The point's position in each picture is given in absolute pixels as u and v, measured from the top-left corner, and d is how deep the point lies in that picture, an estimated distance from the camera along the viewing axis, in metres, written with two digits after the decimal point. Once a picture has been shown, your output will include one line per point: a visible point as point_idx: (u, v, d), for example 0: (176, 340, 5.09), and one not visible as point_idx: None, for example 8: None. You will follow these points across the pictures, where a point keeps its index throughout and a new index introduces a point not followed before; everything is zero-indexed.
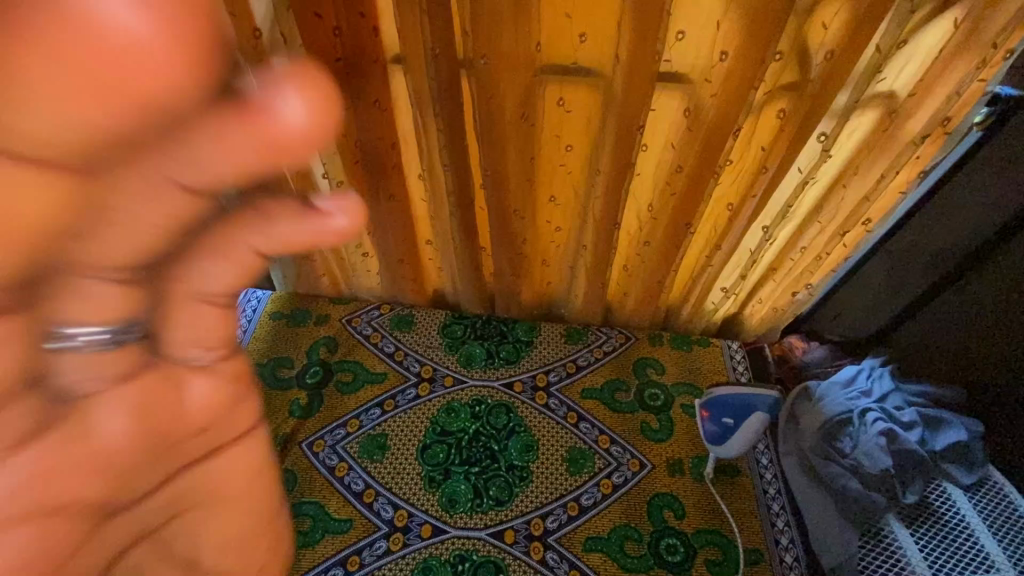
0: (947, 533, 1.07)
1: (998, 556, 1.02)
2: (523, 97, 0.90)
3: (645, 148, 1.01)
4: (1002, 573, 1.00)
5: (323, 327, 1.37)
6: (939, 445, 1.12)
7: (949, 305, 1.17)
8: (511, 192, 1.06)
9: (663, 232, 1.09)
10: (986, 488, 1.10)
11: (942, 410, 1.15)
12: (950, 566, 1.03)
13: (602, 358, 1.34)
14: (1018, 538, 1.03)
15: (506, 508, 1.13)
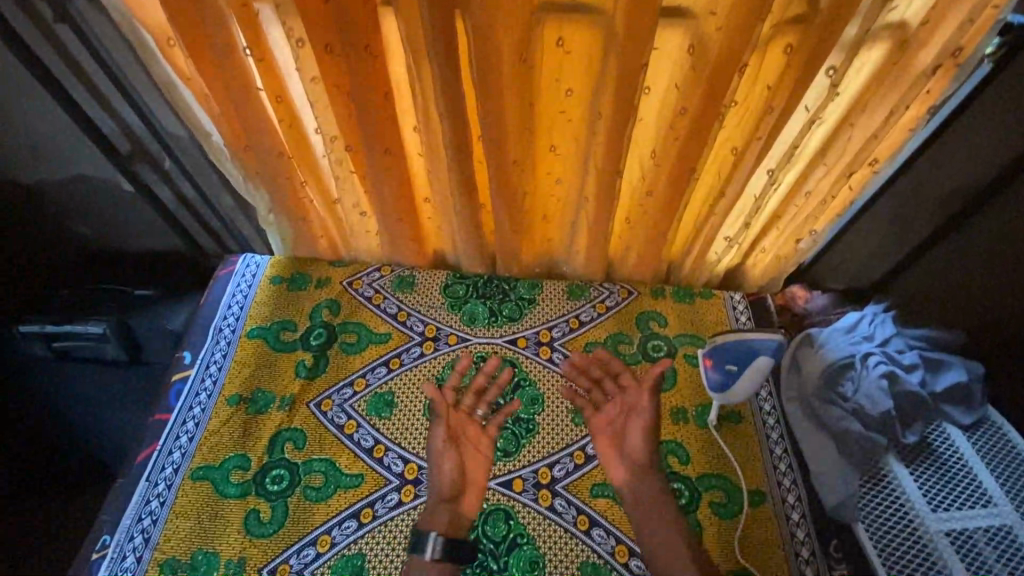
0: (947, 471, 1.08)
1: (995, 492, 1.04)
2: (521, 38, 0.87)
3: (648, 91, 0.98)
4: (999, 507, 1.02)
5: (324, 290, 1.37)
6: (941, 386, 1.13)
7: (956, 248, 1.15)
8: (511, 142, 1.04)
9: (667, 180, 1.08)
10: (985, 427, 1.12)
11: (942, 353, 1.16)
12: (950, 502, 1.05)
13: (604, 313, 1.34)
14: (1015, 475, 1.05)
15: (514, 459, 1.14)
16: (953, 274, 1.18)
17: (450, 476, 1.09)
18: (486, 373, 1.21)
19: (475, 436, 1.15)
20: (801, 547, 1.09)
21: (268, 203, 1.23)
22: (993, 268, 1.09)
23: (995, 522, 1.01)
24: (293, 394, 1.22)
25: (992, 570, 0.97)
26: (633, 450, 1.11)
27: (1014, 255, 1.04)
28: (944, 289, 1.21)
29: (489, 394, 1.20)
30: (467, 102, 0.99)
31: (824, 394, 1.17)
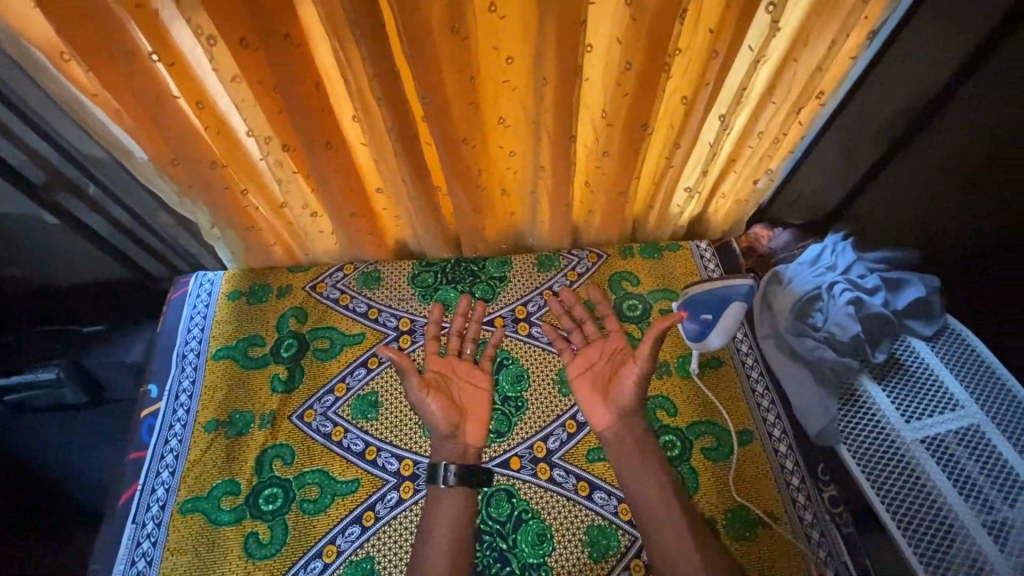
0: (916, 383, 1.14)
1: (962, 396, 1.10)
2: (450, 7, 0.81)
3: (591, 50, 0.94)
4: (966, 409, 1.08)
5: (287, 299, 1.32)
6: (902, 303, 1.19)
7: (902, 171, 1.18)
8: (456, 119, 0.99)
9: (621, 139, 1.06)
10: (948, 337, 1.17)
11: (900, 273, 1.21)
12: (921, 412, 1.11)
13: (577, 280, 1.34)
14: (980, 375, 1.11)
15: (494, 446, 1.14)
16: (902, 198, 1.21)
17: (448, 411, 1.07)
18: (463, 316, 1.20)
19: (465, 370, 1.16)
20: (792, 476, 1.12)
21: (210, 216, 1.15)
22: (937, 188, 1.13)
23: (964, 424, 1.07)
24: (273, 411, 1.18)
25: (966, 468, 1.03)
26: (618, 395, 1.09)
27: (960, 169, 1.07)
28: (891, 212, 1.25)
29: (472, 333, 1.20)
30: (405, 84, 0.93)
31: (797, 327, 1.21)
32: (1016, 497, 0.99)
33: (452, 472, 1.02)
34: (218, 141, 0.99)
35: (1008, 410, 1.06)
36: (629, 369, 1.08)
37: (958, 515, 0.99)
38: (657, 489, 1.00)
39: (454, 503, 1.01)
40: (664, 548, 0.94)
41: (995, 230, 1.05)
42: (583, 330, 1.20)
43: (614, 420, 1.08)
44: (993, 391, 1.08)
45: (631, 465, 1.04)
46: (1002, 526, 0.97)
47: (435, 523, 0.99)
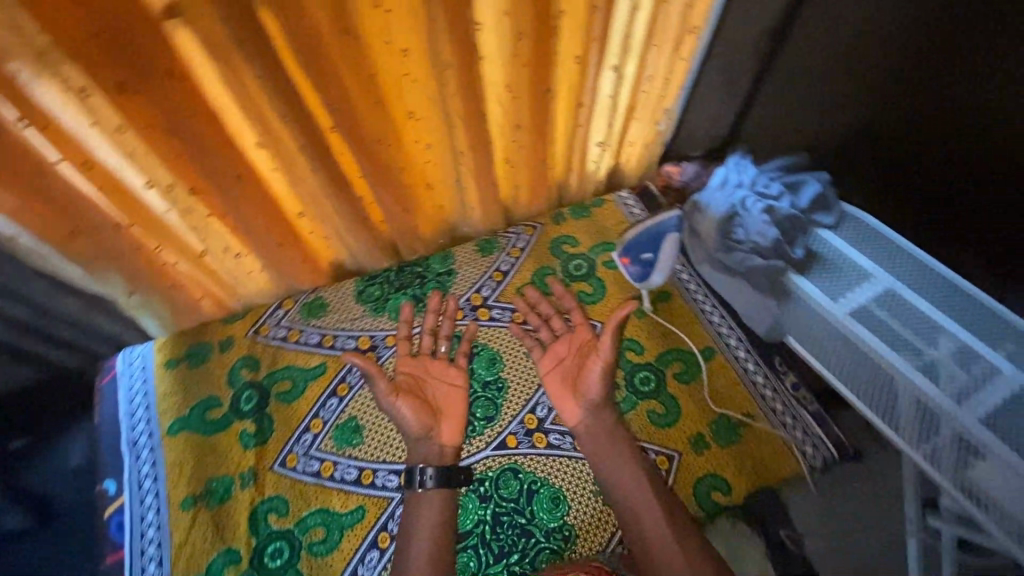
0: (834, 267, 1.31)
1: (872, 267, 1.28)
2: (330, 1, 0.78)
3: (480, 26, 0.93)
4: (877, 276, 1.26)
5: (232, 351, 1.25)
6: (804, 201, 1.38)
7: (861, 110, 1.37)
8: (366, 123, 0.99)
9: (526, 109, 1.10)
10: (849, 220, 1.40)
11: (797, 181, 1.41)
12: (844, 288, 1.27)
13: (520, 256, 1.38)
14: (876, 244, 1.33)
15: (467, 445, 1.13)
16: (840, 109, 1.37)
17: (419, 413, 1.11)
18: (434, 312, 1.26)
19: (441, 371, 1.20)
20: (755, 375, 1.20)
21: (125, 284, 1.06)
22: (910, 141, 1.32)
23: (880, 289, 1.24)
24: (252, 467, 1.12)
25: (891, 325, 1.19)
26: (587, 389, 1.14)
27: (921, 114, 1.27)
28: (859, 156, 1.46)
29: (445, 329, 1.25)
30: (303, 96, 0.89)
31: (725, 245, 1.32)
32: (936, 337, 1.15)
33: (430, 474, 1.04)
34: (114, 202, 0.91)
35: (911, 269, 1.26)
36: (594, 366, 1.14)
37: (897, 367, 1.15)
38: (627, 467, 1.05)
39: (434, 503, 1.04)
40: (635, 506, 1.02)
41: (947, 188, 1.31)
42: (551, 325, 1.26)
43: (585, 414, 1.13)
44: (893, 258, 1.28)
45: (604, 454, 1.07)
46: (932, 365, 1.13)
47: (416, 526, 1.02)
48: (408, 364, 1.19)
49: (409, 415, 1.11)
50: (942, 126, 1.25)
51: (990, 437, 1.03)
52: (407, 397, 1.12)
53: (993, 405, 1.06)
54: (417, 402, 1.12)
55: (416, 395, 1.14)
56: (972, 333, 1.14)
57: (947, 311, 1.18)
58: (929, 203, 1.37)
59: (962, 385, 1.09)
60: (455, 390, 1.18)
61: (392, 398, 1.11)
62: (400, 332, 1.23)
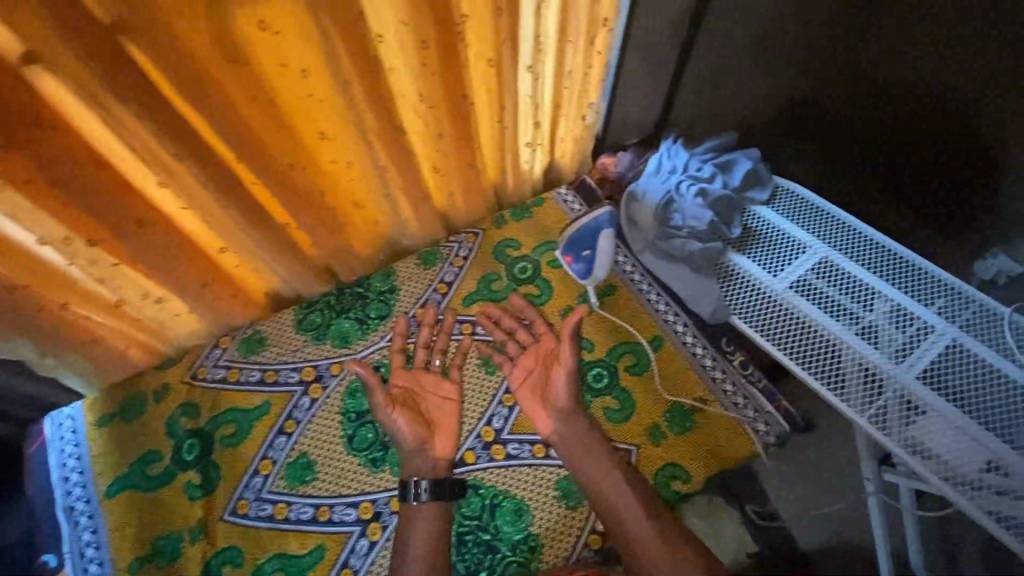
0: (768, 242, 1.38)
1: (806, 238, 1.36)
2: (203, 23, 0.72)
3: (380, 38, 0.89)
4: (811, 247, 1.34)
5: (169, 399, 1.19)
6: (736, 179, 1.42)
7: (860, 103, 1.35)
8: (273, 148, 0.95)
9: (444, 118, 1.07)
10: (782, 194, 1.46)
11: (729, 160, 1.44)
12: (780, 263, 1.34)
13: (463, 264, 1.35)
14: (805, 217, 1.41)
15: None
16: (839, 100, 1.37)
17: (414, 425, 1.09)
18: (429, 323, 1.24)
19: (435, 386, 1.17)
20: (705, 358, 1.21)
21: (35, 347, 0.99)
22: (911, 138, 1.33)
23: (819, 260, 1.32)
24: (199, 521, 1.06)
25: (831, 294, 1.27)
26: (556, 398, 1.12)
27: (922, 111, 1.26)
28: (851, 155, 1.47)
29: (440, 343, 1.22)
30: (193, 126, 0.83)
31: (663, 232, 1.32)
32: (872, 302, 1.25)
33: (424, 487, 1.00)
34: (4, 264, 0.84)
35: (839, 238, 1.35)
36: (560, 373, 1.13)
37: (837, 334, 1.21)
38: (607, 467, 1.03)
39: (429, 517, 1.00)
40: (608, 502, 1.00)
41: (946, 185, 1.34)
42: (517, 338, 1.22)
43: (557, 423, 1.11)
44: (828, 229, 1.37)
45: (579, 459, 1.05)
46: (871, 328, 1.21)
47: (410, 540, 0.98)
48: (405, 376, 1.17)
49: (404, 427, 1.08)
50: (940, 124, 1.25)
51: (928, 392, 1.11)
52: (403, 409, 1.10)
53: (926, 362, 1.15)
54: (414, 414, 1.10)
55: (412, 406, 1.12)
56: (904, 295, 1.24)
57: (881, 276, 1.28)
58: (922, 199, 1.41)
59: (899, 345, 1.18)
60: (449, 403, 1.15)
61: (386, 411, 1.09)
62: (397, 342, 1.20)
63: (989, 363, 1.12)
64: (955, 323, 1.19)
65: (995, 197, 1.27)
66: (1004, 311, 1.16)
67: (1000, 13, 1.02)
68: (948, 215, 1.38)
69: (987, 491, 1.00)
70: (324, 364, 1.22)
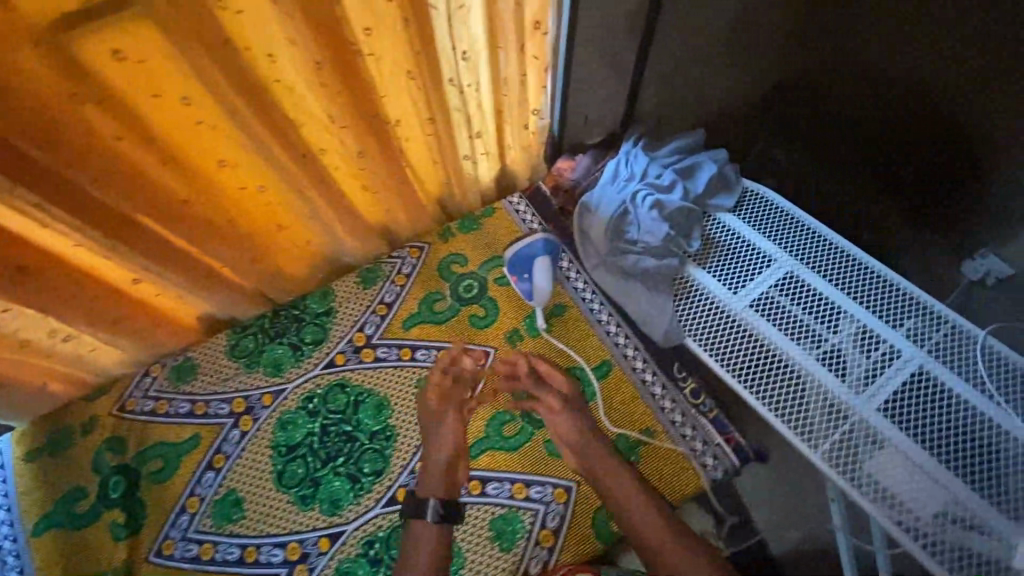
0: (730, 254, 1.29)
1: (771, 250, 1.27)
2: (43, 58, 0.64)
3: (270, 58, 0.78)
4: (777, 261, 1.25)
5: (96, 433, 1.14)
6: (700, 185, 1.31)
7: (860, 103, 1.25)
8: (166, 182, 0.87)
9: (360, 136, 0.98)
10: (749, 199, 1.35)
11: (691, 164, 1.33)
12: (743, 278, 1.25)
13: (406, 283, 1.28)
14: (771, 226, 1.30)
15: (355, 505, 1.07)
16: (840, 100, 1.28)
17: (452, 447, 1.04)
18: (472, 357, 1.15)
19: (444, 426, 1.06)
20: (654, 386, 1.15)
21: None
22: (910, 139, 1.20)
23: (785, 276, 1.23)
24: (124, 562, 1.04)
25: (795, 313, 1.19)
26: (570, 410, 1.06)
27: (923, 113, 1.15)
28: (850, 154, 1.36)
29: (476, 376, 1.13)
30: (56, 169, 0.75)
31: (616, 248, 1.24)
32: (838, 322, 1.17)
33: (434, 506, 0.96)
34: None
35: (807, 250, 1.25)
36: (560, 414, 1.05)
37: (797, 360, 1.13)
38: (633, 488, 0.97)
39: (434, 534, 0.96)
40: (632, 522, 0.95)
41: (948, 185, 1.20)
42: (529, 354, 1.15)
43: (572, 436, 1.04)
44: (796, 240, 1.28)
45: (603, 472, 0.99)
46: (834, 352, 1.14)
47: (413, 557, 0.94)
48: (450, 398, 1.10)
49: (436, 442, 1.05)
50: (938, 119, 1.13)
51: (888, 425, 1.04)
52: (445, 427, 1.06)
53: (889, 391, 1.08)
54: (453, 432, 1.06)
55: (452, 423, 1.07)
56: (872, 315, 1.16)
57: (849, 293, 1.20)
58: (923, 201, 1.28)
59: (862, 372, 1.11)
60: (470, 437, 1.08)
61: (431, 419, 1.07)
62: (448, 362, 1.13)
63: (955, 392, 1.06)
64: (923, 346, 1.11)
65: (1000, 202, 1.13)
66: (978, 334, 1.09)
67: (999, 12, 0.92)
68: (949, 218, 1.25)
69: (943, 537, 0.95)
70: (255, 394, 1.17)
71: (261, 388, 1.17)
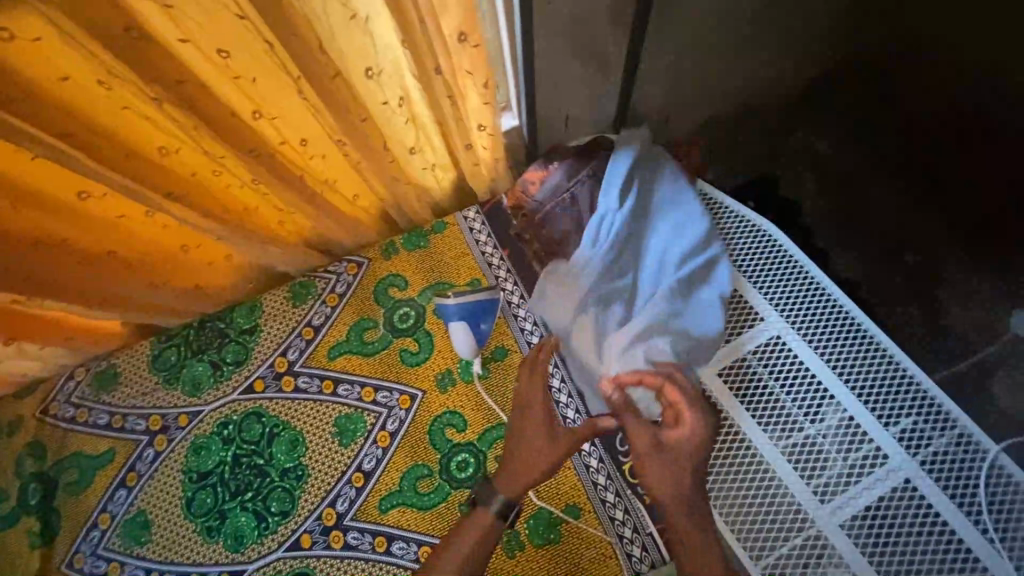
0: None
1: (760, 301, 0.94)
2: None
3: (104, 87, 0.63)
4: (766, 321, 0.93)
5: (18, 435, 1.13)
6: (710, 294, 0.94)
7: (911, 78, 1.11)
8: (17, 219, 0.76)
9: (252, 166, 0.83)
10: (745, 232, 1.00)
11: (694, 260, 0.96)
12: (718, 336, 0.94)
13: (338, 304, 1.17)
14: (766, 267, 0.96)
15: (258, 544, 1.03)
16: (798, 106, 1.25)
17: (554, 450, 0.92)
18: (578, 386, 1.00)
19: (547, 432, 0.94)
20: (590, 458, 1.03)
21: None
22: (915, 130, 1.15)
23: (765, 338, 0.92)
24: (37, 570, 1.06)
25: (770, 388, 0.90)
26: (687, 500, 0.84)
27: (926, 115, 1.12)
28: (850, 151, 1.23)
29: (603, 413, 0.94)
30: None
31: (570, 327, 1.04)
32: (819, 407, 0.87)
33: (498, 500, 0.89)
34: None
35: (807, 309, 0.92)
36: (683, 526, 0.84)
37: (756, 451, 0.87)
38: None
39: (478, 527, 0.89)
40: None
41: (957, 185, 1.12)
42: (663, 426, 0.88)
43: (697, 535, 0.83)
44: (791, 285, 0.93)
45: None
46: (804, 446, 0.86)
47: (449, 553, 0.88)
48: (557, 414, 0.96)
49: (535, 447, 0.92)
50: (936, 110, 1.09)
51: (849, 550, 0.80)
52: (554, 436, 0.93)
53: (861, 506, 0.81)
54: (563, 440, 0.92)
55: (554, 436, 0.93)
56: (865, 400, 0.85)
57: (848, 371, 0.87)
58: (929, 200, 1.15)
59: (835, 476, 0.83)
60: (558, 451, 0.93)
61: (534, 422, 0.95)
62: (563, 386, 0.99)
63: (942, 521, 0.78)
64: (918, 455, 0.82)
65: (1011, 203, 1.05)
66: (989, 449, 0.79)
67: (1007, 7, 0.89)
68: (958, 216, 1.12)
69: None
70: (170, 416, 1.12)
71: (176, 409, 1.12)
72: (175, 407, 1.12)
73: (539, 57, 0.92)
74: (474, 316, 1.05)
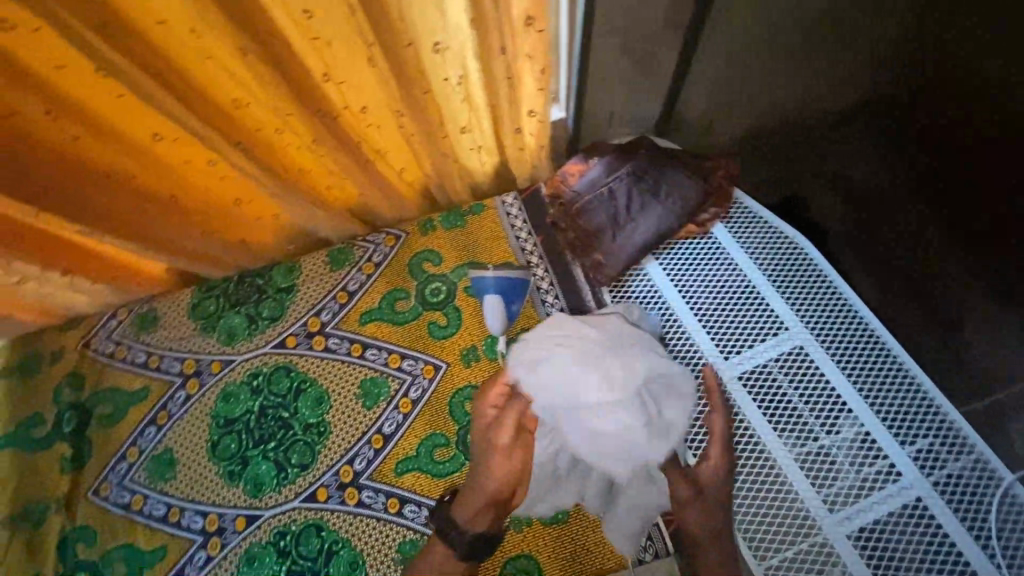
0: (735, 305, 0.97)
1: (786, 314, 0.94)
2: None
3: (193, 35, 0.67)
4: (791, 332, 0.93)
5: (60, 364, 1.19)
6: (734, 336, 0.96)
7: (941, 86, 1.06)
8: (95, 153, 0.81)
9: (312, 125, 0.87)
10: (779, 244, 1.00)
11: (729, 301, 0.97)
12: (741, 343, 0.95)
13: (373, 273, 1.20)
14: (797, 280, 0.96)
15: (276, 493, 1.07)
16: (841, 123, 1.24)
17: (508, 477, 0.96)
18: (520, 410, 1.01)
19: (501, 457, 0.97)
20: None
21: None
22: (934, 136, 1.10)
23: (788, 348, 0.93)
24: (64, 494, 1.11)
25: (789, 398, 0.90)
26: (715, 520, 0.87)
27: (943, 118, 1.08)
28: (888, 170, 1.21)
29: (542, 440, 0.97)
30: None
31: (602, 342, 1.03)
32: (836, 419, 0.87)
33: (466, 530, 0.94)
34: None
35: (834, 325, 0.92)
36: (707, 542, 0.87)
37: (771, 459, 0.88)
38: None
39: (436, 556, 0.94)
40: None
41: (958, 184, 1.08)
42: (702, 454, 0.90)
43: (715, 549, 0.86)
44: (818, 299, 0.94)
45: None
46: (818, 456, 0.86)
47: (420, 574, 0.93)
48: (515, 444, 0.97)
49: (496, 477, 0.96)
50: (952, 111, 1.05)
51: (851, 558, 0.81)
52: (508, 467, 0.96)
53: (871, 520, 0.82)
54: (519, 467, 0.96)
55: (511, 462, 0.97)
56: (884, 418, 0.86)
57: (869, 390, 0.88)
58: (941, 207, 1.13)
59: (847, 488, 0.84)
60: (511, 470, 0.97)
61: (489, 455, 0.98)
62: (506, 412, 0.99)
63: (950, 543, 0.79)
64: (933, 476, 0.82)
65: (1010, 203, 0.97)
66: (1006, 477, 0.79)
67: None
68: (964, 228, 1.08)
69: None
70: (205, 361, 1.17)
71: (211, 356, 1.17)
72: (210, 354, 1.17)
73: (594, 50, 0.94)
74: (509, 292, 1.07)
